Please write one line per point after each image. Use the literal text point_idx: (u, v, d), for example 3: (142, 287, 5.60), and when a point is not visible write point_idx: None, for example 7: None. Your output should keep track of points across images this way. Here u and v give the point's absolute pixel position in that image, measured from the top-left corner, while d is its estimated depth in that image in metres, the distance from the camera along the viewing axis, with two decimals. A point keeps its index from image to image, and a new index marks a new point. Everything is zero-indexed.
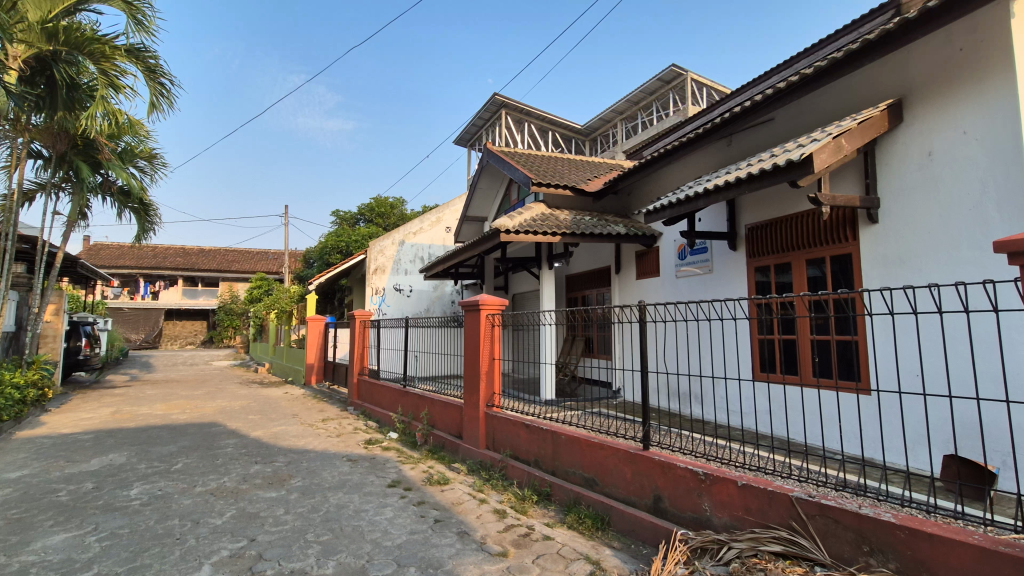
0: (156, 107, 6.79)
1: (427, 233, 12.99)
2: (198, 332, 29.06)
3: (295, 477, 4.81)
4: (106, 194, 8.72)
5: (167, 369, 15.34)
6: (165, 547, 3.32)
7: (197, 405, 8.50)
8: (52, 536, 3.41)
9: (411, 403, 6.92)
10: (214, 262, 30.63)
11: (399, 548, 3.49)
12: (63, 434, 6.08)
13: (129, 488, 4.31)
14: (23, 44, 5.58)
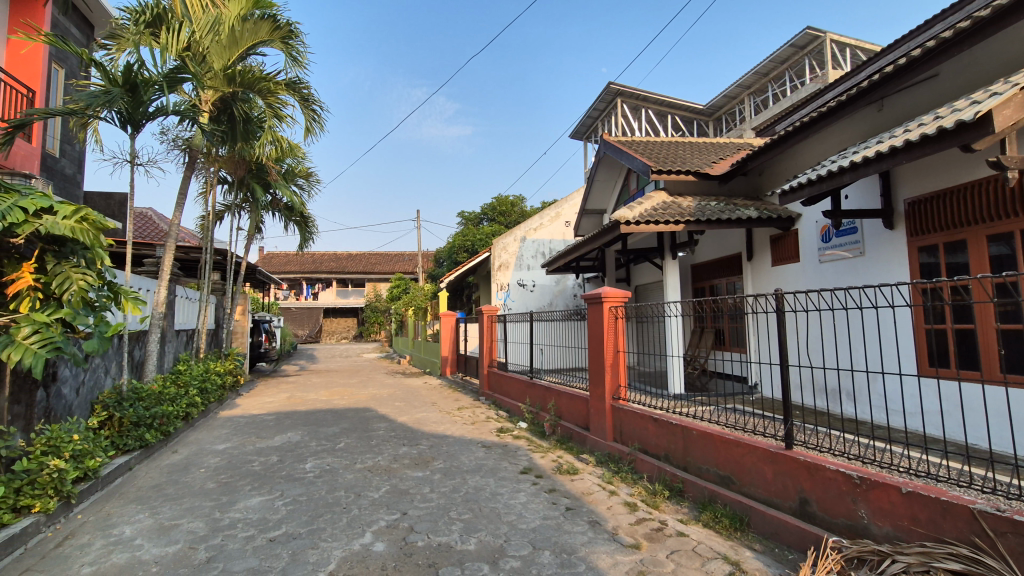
0: (310, 130, 7.74)
1: (547, 229, 13.20)
2: (351, 328, 32.54)
3: (437, 460, 5.25)
4: (275, 210, 10.15)
5: (328, 361, 17.49)
6: (335, 514, 3.85)
7: (353, 392, 9.61)
8: (251, 498, 4.11)
9: (538, 394, 7.15)
10: (359, 265, 34.07)
11: (534, 532, 3.67)
12: (254, 414, 7.27)
13: (305, 462, 5.04)
14: (211, 89, 6.55)
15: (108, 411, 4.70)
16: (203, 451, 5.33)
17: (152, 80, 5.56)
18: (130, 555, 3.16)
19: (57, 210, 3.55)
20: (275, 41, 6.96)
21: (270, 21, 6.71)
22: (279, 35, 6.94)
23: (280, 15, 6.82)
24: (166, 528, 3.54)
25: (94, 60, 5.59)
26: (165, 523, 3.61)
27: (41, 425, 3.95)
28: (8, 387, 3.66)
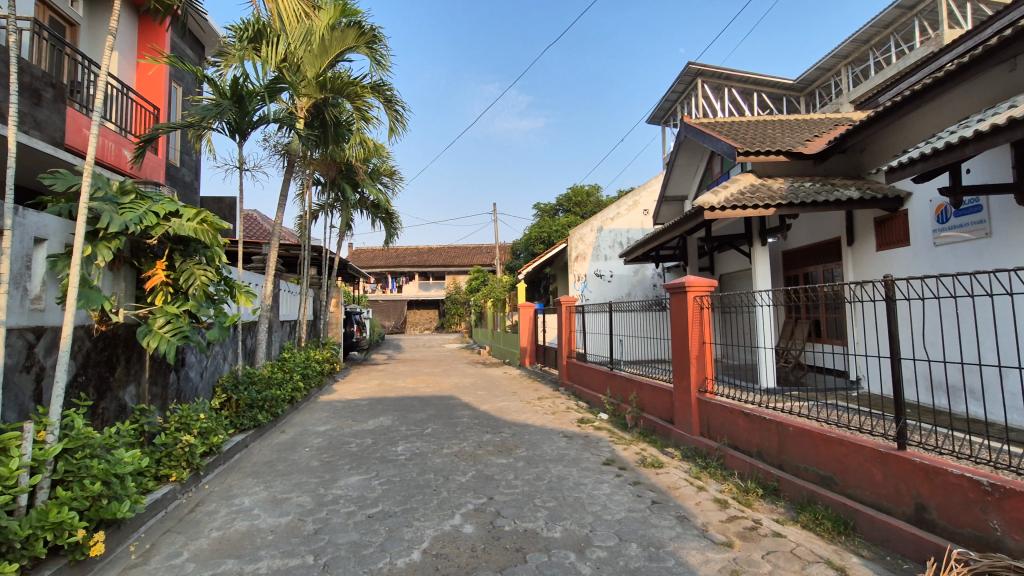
0: (393, 130, 8.08)
1: (625, 218, 12.92)
2: (433, 319, 33.84)
3: (520, 448, 5.34)
4: (363, 208, 10.74)
5: (413, 350, 18.32)
6: (426, 496, 4.04)
7: (438, 381, 10.00)
8: (350, 477, 4.41)
9: (619, 385, 7.05)
10: (439, 259, 35.22)
11: (619, 523, 3.64)
12: (349, 399, 7.78)
13: (396, 445, 5.31)
14: (306, 96, 7.00)
15: (227, 393, 5.23)
16: (306, 432, 5.79)
17: (255, 91, 6.04)
18: (250, 523, 3.50)
19: (182, 213, 3.98)
20: (361, 47, 7.28)
21: (356, 28, 7.01)
22: (364, 40, 7.25)
23: (365, 22, 7.11)
24: (278, 501, 3.88)
25: (206, 76, 6.16)
26: (278, 496, 3.96)
27: (173, 404, 4.47)
28: (147, 370, 4.19)
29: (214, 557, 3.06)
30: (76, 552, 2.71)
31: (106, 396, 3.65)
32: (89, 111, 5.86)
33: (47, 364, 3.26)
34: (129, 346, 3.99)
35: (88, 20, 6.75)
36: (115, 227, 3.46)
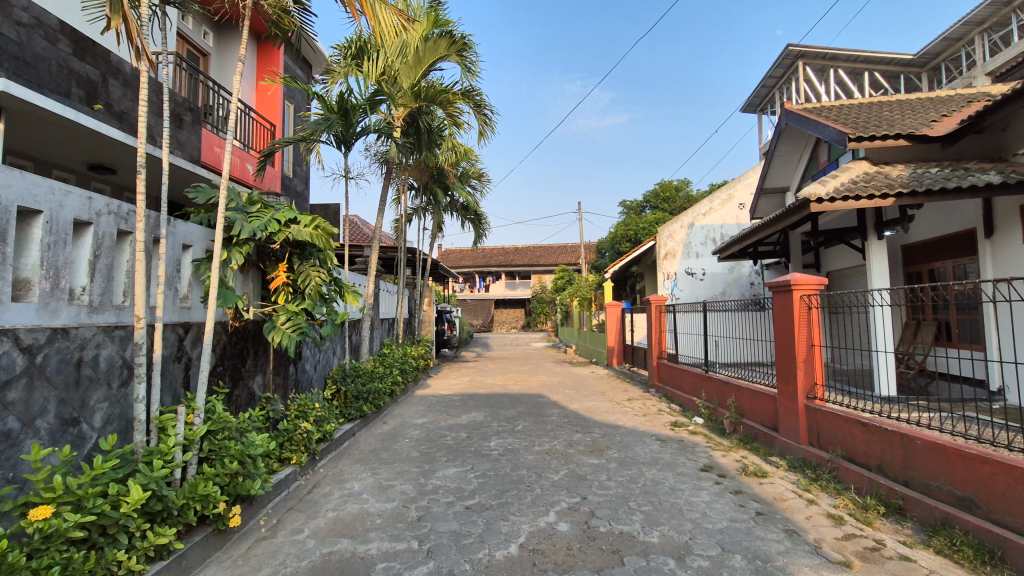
0: (483, 134, 8.30)
1: (719, 213, 12.28)
2: (519, 318, 34.35)
3: (611, 449, 5.28)
4: (453, 210, 11.14)
5: (501, 348, 18.72)
6: (520, 491, 4.11)
7: (526, 379, 10.14)
8: (448, 469, 4.60)
9: (715, 389, 6.73)
10: (525, 259, 35.64)
11: (721, 533, 3.48)
12: (443, 394, 8.11)
13: (490, 440, 5.46)
14: (402, 106, 7.38)
15: (337, 385, 5.67)
16: (406, 424, 6.11)
17: (359, 105, 6.47)
18: (360, 507, 3.77)
19: (300, 220, 4.36)
20: (452, 55, 7.56)
21: (447, 37, 7.32)
22: (455, 49, 7.52)
23: (456, 31, 7.38)
24: (384, 487, 4.14)
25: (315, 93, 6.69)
26: (383, 483, 4.22)
27: (293, 393, 4.91)
28: (271, 362, 4.64)
29: (331, 535, 3.33)
30: (218, 522, 3.07)
31: (239, 384, 4.10)
32: (221, 131, 6.59)
33: (193, 355, 3.72)
34: (256, 340, 4.44)
35: (218, 50, 7.59)
36: (245, 233, 3.86)
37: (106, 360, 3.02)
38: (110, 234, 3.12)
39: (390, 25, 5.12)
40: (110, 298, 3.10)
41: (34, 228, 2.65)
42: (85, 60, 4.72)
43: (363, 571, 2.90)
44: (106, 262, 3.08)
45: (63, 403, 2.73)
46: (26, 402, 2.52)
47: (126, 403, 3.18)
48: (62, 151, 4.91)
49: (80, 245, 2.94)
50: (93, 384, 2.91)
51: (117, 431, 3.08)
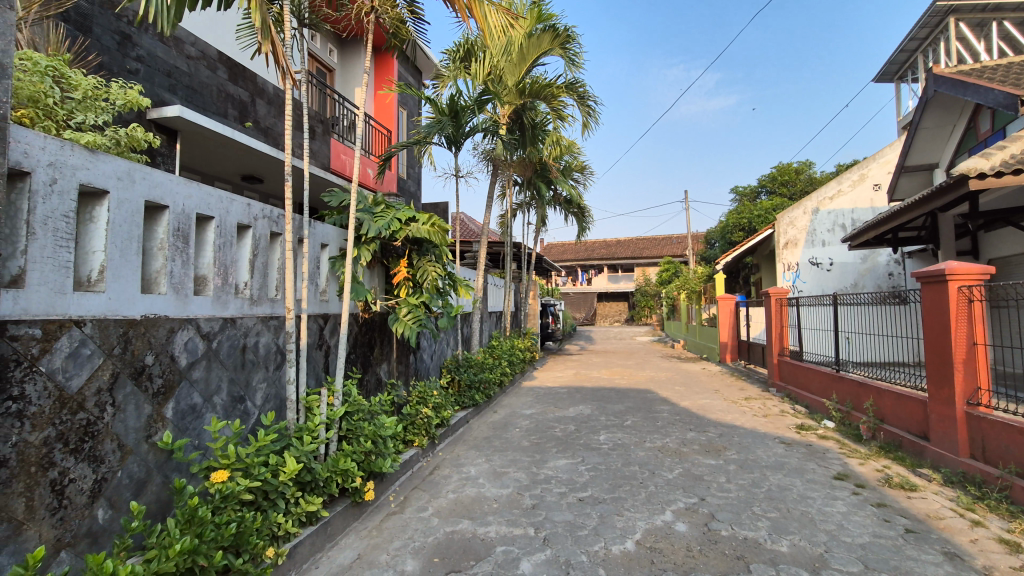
0: (587, 125, 8.23)
1: (849, 196, 11.03)
2: (623, 312, 33.70)
3: (729, 450, 5.01)
4: (556, 204, 11.19)
5: (606, 342, 18.50)
6: (633, 487, 4.04)
7: (632, 373, 9.93)
8: (559, 460, 4.65)
9: (848, 390, 6.11)
10: (628, 251, 34.81)
11: (863, 548, 3.15)
12: (550, 387, 8.21)
13: (599, 434, 5.43)
14: (508, 104, 7.55)
15: (452, 374, 5.99)
16: (515, 414, 6.27)
17: (467, 105, 6.69)
18: (478, 490, 3.94)
19: (418, 218, 4.62)
20: (555, 49, 7.56)
21: (551, 31, 7.32)
22: (558, 42, 7.51)
23: (559, 24, 7.36)
24: (498, 474, 4.28)
25: (426, 97, 7.04)
26: (497, 469, 4.38)
27: (413, 381, 5.24)
28: (394, 351, 4.99)
29: (452, 515, 3.52)
30: (356, 495, 3.37)
31: (369, 370, 4.47)
32: (346, 139, 7.18)
33: (332, 343, 4.11)
34: (381, 330, 4.81)
35: (341, 65, 8.27)
36: (371, 232, 4.20)
37: (264, 346, 3.44)
38: (265, 236, 3.54)
39: (498, 24, 5.24)
40: (265, 291, 3.52)
41: (208, 232, 3.09)
42: (238, 84, 5.37)
43: (484, 552, 3.02)
44: (262, 260, 3.50)
45: (233, 383, 3.15)
46: (206, 381, 2.95)
47: (280, 384, 3.59)
48: (221, 165, 5.65)
49: (243, 245, 3.37)
50: (254, 367, 3.33)
51: (274, 408, 3.50)
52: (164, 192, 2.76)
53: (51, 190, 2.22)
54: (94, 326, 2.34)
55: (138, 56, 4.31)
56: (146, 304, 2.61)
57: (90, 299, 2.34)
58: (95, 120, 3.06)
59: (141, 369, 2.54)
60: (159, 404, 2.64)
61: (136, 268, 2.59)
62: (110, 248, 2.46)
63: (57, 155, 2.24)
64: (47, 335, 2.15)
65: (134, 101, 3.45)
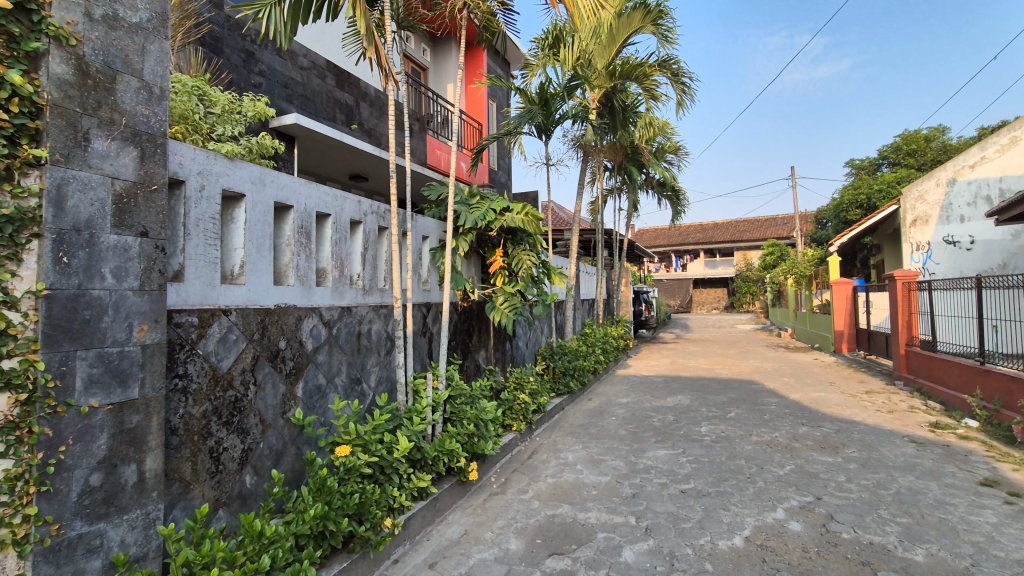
0: (682, 104, 7.85)
1: (995, 162, 9.55)
2: (722, 299, 32.06)
3: (849, 447, 4.61)
4: (649, 188, 10.85)
5: (704, 330, 17.74)
6: (740, 482, 3.86)
7: (734, 363, 9.43)
8: (658, 450, 4.55)
9: (996, 385, 5.35)
10: (726, 235, 32.88)
11: (1020, 565, 2.77)
12: (646, 375, 8.04)
13: (700, 425, 5.23)
14: (598, 88, 7.39)
15: (546, 361, 6.06)
16: (611, 402, 6.22)
17: (557, 93, 6.64)
18: (576, 476, 3.97)
19: (512, 208, 4.68)
20: (646, 26, 7.20)
21: (642, 8, 6.97)
22: (650, 19, 7.13)
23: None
24: (596, 461, 4.29)
25: (516, 88, 7.07)
26: (595, 457, 4.38)
27: (510, 367, 5.38)
28: (492, 339, 5.14)
29: (552, 499, 3.58)
30: (461, 474, 3.54)
31: (469, 356, 4.65)
32: (440, 135, 7.44)
33: (434, 330, 4.33)
34: (479, 318, 4.97)
35: (434, 64, 8.56)
36: (468, 223, 4.34)
37: (376, 332, 3.70)
38: (374, 230, 3.79)
39: (587, 7, 5.11)
40: (375, 283, 3.77)
41: (326, 228, 3.36)
42: (344, 89, 5.75)
43: (586, 537, 3.05)
44: (372, 252, 3.76)
45: (351, 366, 3.43)
46: (328, 364, 3.23)
47: (390, 368, 3.85)
48: (331, 166, 6.11)
49: (355, 239, 3.64)
50: (368, 352, 3.59)
51: (386, 390, 3.77)
52: (289, 193, 3.05)
53: (201, 195, 2.53)
54: (238, 315, 2.65)
55: (260, 71, 4.76)
56: (278, 295, 2.91)
57: (234, 290, 2.65)
58: (232, 131, 3.45)
59: (276, 353, 2.85)
60: (291, 384, 2.94)
61: (269, 263, 2.89)
62: (248, 245, 2.76)
63: (205, 164, 2.55)
64: (203, 322, 2.47)
65: (262, 112, 3.83)
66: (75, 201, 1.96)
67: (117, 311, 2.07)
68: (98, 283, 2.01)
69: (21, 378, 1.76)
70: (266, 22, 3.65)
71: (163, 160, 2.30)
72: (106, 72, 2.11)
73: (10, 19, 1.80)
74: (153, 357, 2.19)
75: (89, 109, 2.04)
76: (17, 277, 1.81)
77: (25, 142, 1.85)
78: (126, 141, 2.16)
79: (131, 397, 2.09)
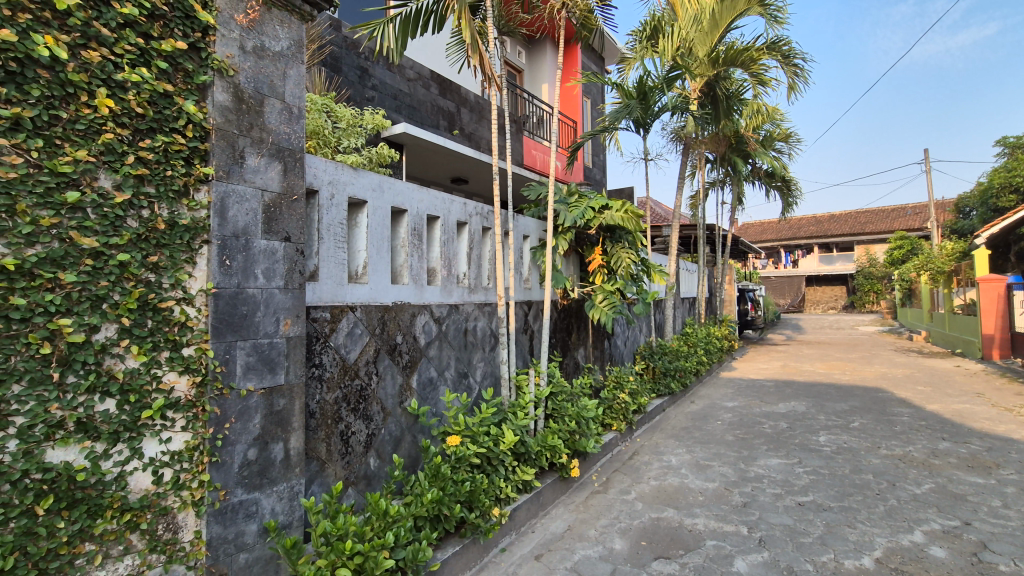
0: (794, 88, 7.29)
1: None
2: (839, 298, 29.31)
3: (1004, 468, 4.03)
4: (755, 179, 10.21)
5: (819, 332, 16.36)
6: (868, 498, 3.53)
7: (856, 368, 8.60)
8: (770, 458, 4.29)
9: None
10: (844, 227, 29.95)
11: None
12: (754, 379, 7.59)
13: (818, 434, 4.85)
14: (699, 77, 7.06)
15: (646, 361, 5.93)
16: (715, 406, 5.95)
17: (656, 85, 6.45)
18: (681, 481, 3.86)
19: (612, 206, 4.64)
20: (753, 8, 6.73)
21: None
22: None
23: None
24: (702, 466, 4.13)
25: (613, 83, 6.97)
26: (701, 461, 4.23)
27: (609, 366, 5.35)
28: (591, 337, 5.14)
29: (657, 502, 3.51)
30: (563, 470, 3.60)
31: (568, 354, 4.69)
32: (536, 135, 7.53)
33: (535, 327, 4.41)
34: (578, 316, 4.99)
35: (529, 65, 8.69)
36: (567, 222, 4.37)
37: (481, 329, 3.85)
38: (478, 230, 3.95)
39: None
40: (480, 281, 3.93)
41: (436, 230, 3.56)
42: (446, 96, 6.02)
43: (693, 544, 2.96)
44: (477, 252, 3.92)
45: (459, 361, 3.61)
46: (439, 358, 3.42)
47: (494, 364, 3.99)
48: (435, 171, 6.43)
49: (461, 240, 3.82)
50: (475, 348, 3.76)
51: (491, 385, 3.92)
52: (404, 199, 3.27)
53: (332, 203, 2.79)
54: (362, 311, 2.90)
55: (373, 85, 5.13)
56: (395, 293, 3.13)
57: (359, 289, 2.90)
58: (354, 143, 3.78)
59: (394, 346, 3.08)
60: (407, 376, 3.16)
61: (388, 263, 3.12)
62: (369, 247, 3.01)
63: (334, 174, 2.81)
64: (334, 317, 2.73)
65: (379, 123, 4.13)
66: (234, 211, 2.26)
67: (267, 307, 2.35)
68: (254, 282, 2.30)
69: (196, 363, 2.07)
70: (381, 40, 3.93)
71: (301, 172, 2.58)
72: (256, 97, 2.40)
73: (185, 57, 2.13)
74: (295, 348, 2.46)
75: (244, 130, 2.33)
76: (193, 277, 2.12)
77: (198, 162, 2.16)
78: (272, 157, 2.44)
79: (279, 383, 2.37)
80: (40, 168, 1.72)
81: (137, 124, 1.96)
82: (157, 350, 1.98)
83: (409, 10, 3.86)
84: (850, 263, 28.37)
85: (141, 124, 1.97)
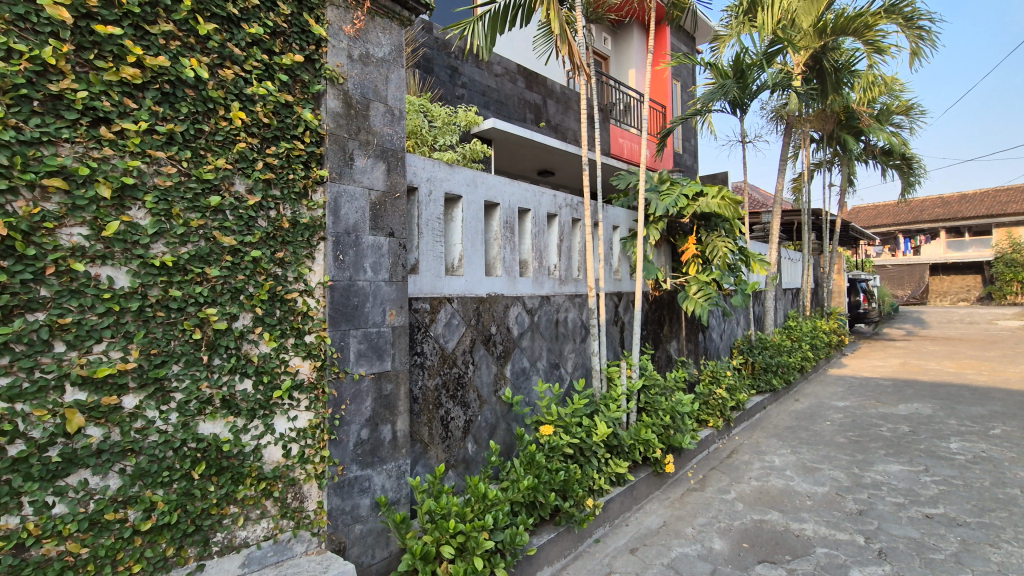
0: (919, 53, 6.51)
1: None
2: (973, 288, 25.86)
3: None
4: (870, 157, 9.26)
5: (948, 326, 14.55)
6: (1014, 515, 3.11)
7: (996, 368, 7.57)
8: (890, 464, 3.91)
9: None
10: (979, 208, 26.33)
11: None
12: (869, 377, 6.94)
13: (949, 440, 4.35)
14: (803, 50, 6.52)
15: (744, 355, 5.64)
16: (824, 405, 5.52)
17: (755, 62, 6.04)
18: (786, 483, 3.64)
19: (707, 192, 4.42)
20: None
21: None
22: None
23: None
24: (810, 469, 3.86)
25: (705, 62, 6.62)
26: (808, 464, 3.95)
27: (703, 360, 5.14)
28: (684, 330, 4.97)
29: (759, 504, 3.34)
30: (657, 465, 3.53)
31: (660, 346, 4.57)
32: (624, 123, 7.35)
33: (626, 319, 4.34)
34: (670, 308, 4.84)
35: (615, 51, 8.49)
36: (659, 211, 4.25)
37: (572, 321, 3.86)
38: (568, 222, 3.95)
39: None
40: (570, 272, 3.93)
41: (526, 223, 3.61)
42: (532, 89, 6.06)
43: (802, 550, 2.79)
44: (566, 243, 3.92)
45: (551, 352, 3.64)
46: (531, 349, 3.48)
47: (585, 355, 3.99)
48: (522, 164, 6.50)
49: (551, 231, 3.84)
50: (566, 339, 3.77)
51: (582, 376, 3.92)
52: (497, 192, 3.34)
53: (430, 199, 2.92)
54: (459, 302, 3.01)
55: (463, 83, 5.28)
56: (489, 285, 3.22)
57: (455, 281, 3.02)
58: (448, 141, 3.92)
59: (489, 337, 3.17)
60: (501, 365, 3.24)
61: (482, 256, 3.22)
62: (464, 241, 3.11)
63: (432, 172, 2.94)
64: (433, 308, 2.87)
65: (470, 120, 4.25)
66: (346, 209, 2.43)
67: (375, 299, 2.52)
68: (363, 275, 2.47)
69: (316, 349, 2.28)
70: (471, 39, 4.04)
71: (403, 171, 2.72)
72: (363, 102, 2.56)
73: (302, 69, 2.32)
74: (400, 337, 2.61)
75: (352, 134, 2.50)
76: (312, 271, 2.32)
77: (315, 165, 2.35)
78: (377, 157, 2.60)
79: (386, 369, 2.53)
80: (189, 176, 1.96)
81: (264, 133, 2.17)
82: (285, 337, 2.21)
83: (497, 6, 3.92)
84: (986, 248, 24.92)
85: (267, 133, 2.18)
